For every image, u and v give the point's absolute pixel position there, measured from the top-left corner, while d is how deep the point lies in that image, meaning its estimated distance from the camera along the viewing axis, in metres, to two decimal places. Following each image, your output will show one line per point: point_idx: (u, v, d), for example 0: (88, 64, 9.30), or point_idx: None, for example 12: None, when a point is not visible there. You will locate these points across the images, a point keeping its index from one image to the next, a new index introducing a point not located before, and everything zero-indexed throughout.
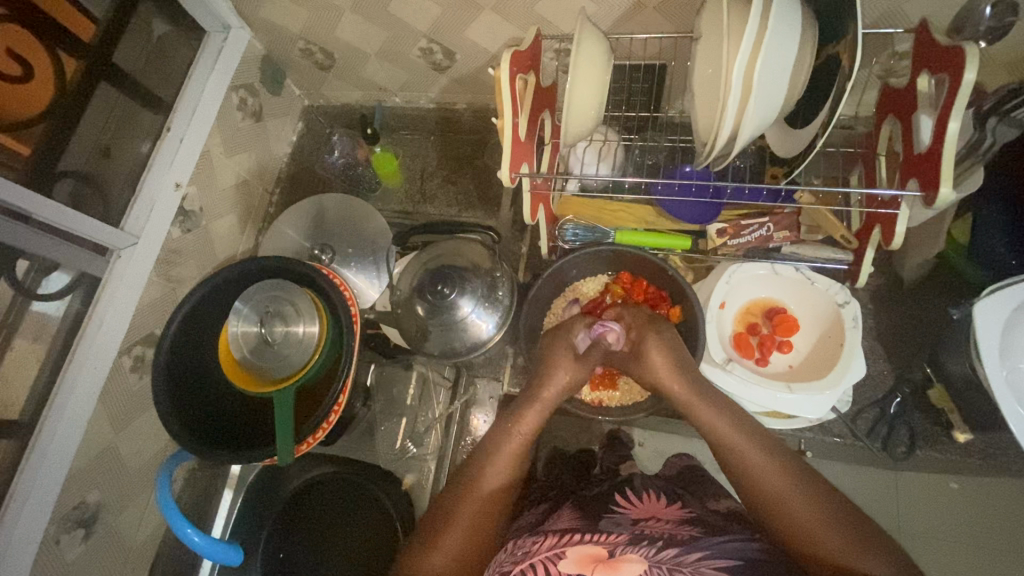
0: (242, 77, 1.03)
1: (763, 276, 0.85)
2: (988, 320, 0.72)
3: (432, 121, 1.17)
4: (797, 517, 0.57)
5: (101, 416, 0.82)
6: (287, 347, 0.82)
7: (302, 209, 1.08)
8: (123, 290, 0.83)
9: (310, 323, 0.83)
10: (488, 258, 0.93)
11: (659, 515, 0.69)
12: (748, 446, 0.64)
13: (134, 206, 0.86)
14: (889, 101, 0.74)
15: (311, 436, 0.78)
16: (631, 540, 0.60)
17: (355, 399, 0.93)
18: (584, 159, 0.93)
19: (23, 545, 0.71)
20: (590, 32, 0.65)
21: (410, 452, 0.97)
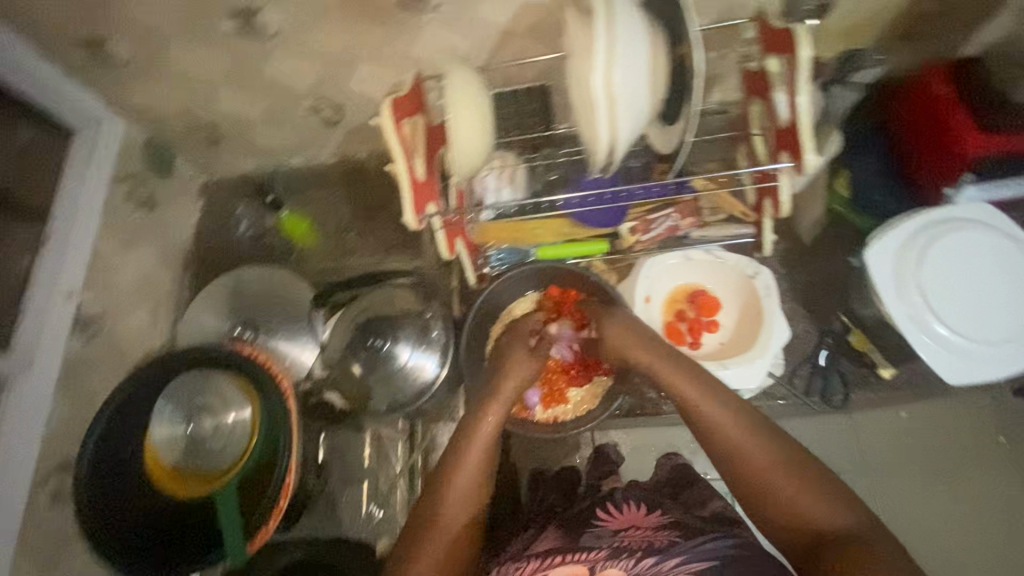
0: (125, 168, 0.98)
1: (680, 261, 0.88)
2: (880, 263, 0.77)
3: (337, 174, 1.15)
4: (765, 483, 0.59)
5: (24, 559, 0.75)
6: (219, 439, 0.79)
7: (216, 291, 1.03)
8: (24, 420, 0.77)
9: (239, 409, 0.79)
10: (417, 300, 0.92)
11: (640, 523, 0.72)
12: (719, 411, 0.64)
13: (21, 328, 0.81)
14: (750, 83, 0.80)
15: (264, 527, 0.73)
16: (611, 556, 0.65)
17: (307, 475, 0.88)
18: (491, 185, 0.93)
19: None
20: (462, 72, 0.69)
21: (377, 515, 0.94)
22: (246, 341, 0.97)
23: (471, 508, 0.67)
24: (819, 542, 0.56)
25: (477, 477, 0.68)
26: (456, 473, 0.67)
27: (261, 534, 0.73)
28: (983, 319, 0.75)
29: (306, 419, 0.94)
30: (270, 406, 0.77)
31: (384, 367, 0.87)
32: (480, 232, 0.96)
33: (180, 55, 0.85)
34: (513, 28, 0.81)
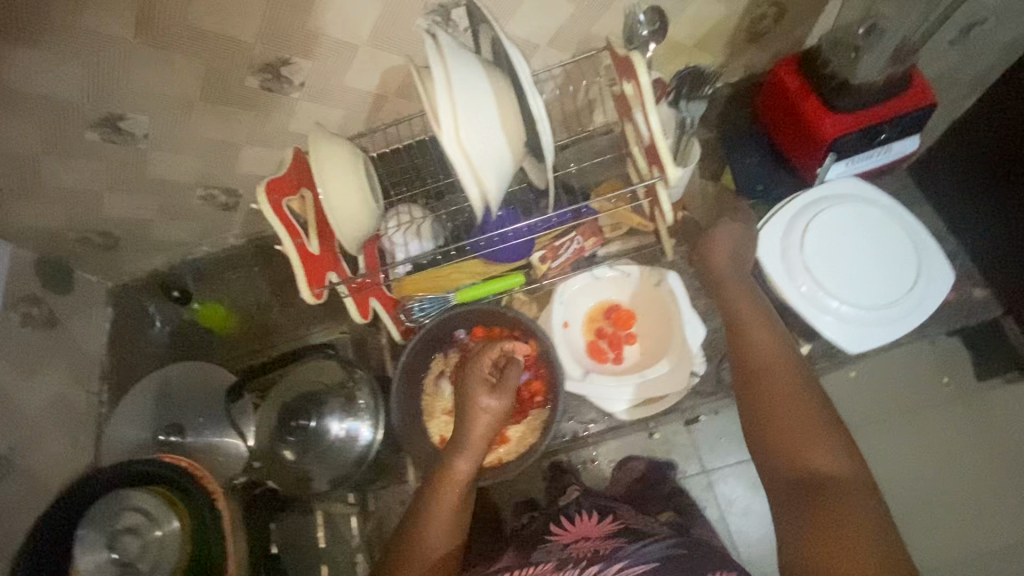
0: (17, 291, 0.93)
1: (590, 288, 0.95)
2: (769, 255, 0.86)
3: (247, 255, 1.13)
4: (798, 443, 0.62)
5: None
6: (150, 558, 0.74)
7: (136, 397, 0.99)
8: None
9: (168, 523, 0.74)
10: (341, 370, 0.89)
11: (589, 535, 0.76)
12: (760, 345, 0.73)
13: None
14: (617, 105, 0.84)
15: None
16: (559, 567, 0.66)
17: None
18: (401, 241, 0.92)
19: None
20: (327, 142, 0.69)
21: None
22: (176, 443, 0.94)
23: (449, 542, 0.70)
24: (819, 487, 0.58)
25: (453, 514, 0.72)
26: (438, 507, 0.71)
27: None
28: (878, 289, 0.84)
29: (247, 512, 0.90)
30: (208, 517, 0.75)
31: (317, 445, 0.85)
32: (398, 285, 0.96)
33: (53, 171, 0.83)
34: (384, 91, 0.83)
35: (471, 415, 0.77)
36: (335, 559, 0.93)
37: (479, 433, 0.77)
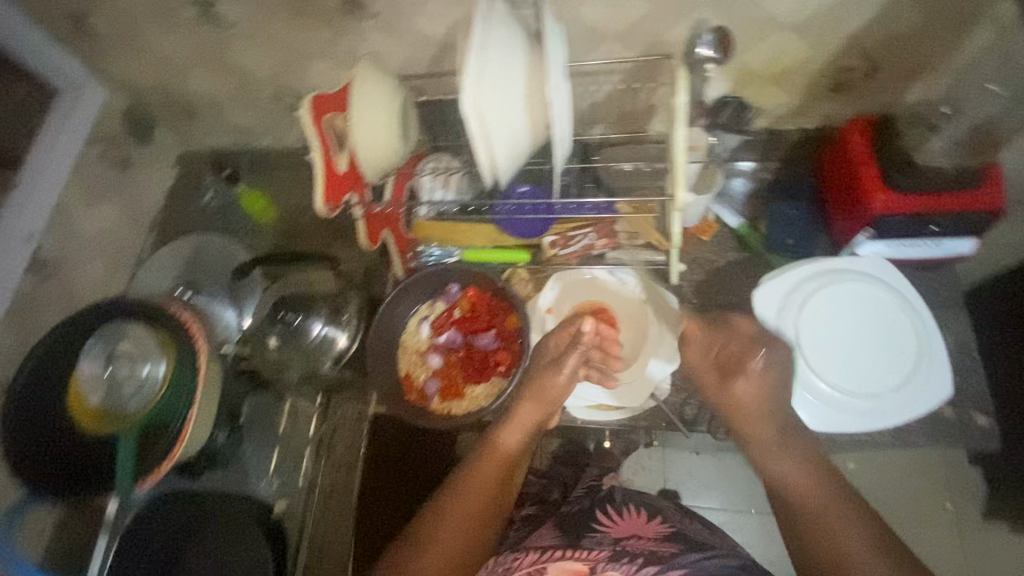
0: (102, 131, 1.10)
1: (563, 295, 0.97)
2: (766, 310, 0.86)
3: (301, 158, 1.21)
4: (815, 517, 0.70)
5: None
6: (133, 385, 0.86)
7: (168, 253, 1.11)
8: None
9: (155, 360, 0.86)
10: (336, 283, 1.03)
11: (639, 533, 0.85)
12: (793, 456, 0.75)
13: None
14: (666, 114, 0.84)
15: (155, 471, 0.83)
16: (613, 559, 0.79)
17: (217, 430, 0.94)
18: (430, 186, 0.97)
19: None
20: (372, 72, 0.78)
21: (279, 481, 1.00)
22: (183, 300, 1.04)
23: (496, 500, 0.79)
24: None
25: (499, 482, 0.81)
26: (485, 477, 0.80)
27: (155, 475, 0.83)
28: (872, 374, 0.83)
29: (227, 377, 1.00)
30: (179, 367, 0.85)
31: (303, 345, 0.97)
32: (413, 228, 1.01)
33: (153, 35, 0.94)
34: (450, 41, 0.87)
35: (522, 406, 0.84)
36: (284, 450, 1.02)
37: (530, 411, 0.84)
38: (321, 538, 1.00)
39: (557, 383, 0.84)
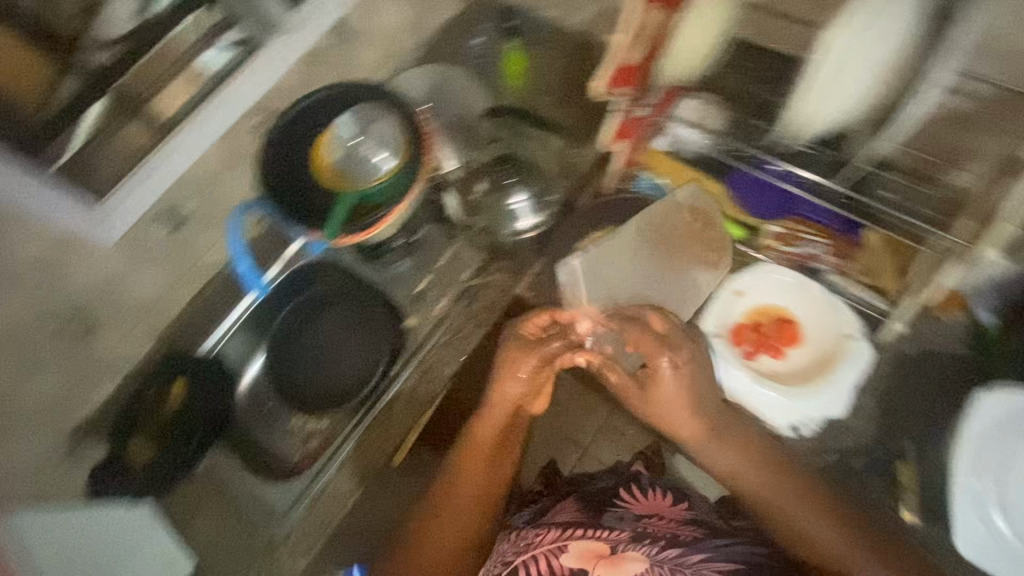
0: None
1: (739, 298, 1.03)
2: (980, 421, 0.83)
3: (571, 45, 1.22)
4: (794, 528, 0.75)
5: (218, 151, 0.92)
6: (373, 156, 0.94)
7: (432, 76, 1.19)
8: (274, 55, 0.88)
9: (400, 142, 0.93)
10: (556, 171, 1.06)
11: (662, 513, 0.88)
12: (740, 465, 0.78)
13: None
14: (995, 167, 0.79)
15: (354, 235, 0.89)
16: (633, 540, 0.79)
17: (395, 232, 0.96)
18: (685, 114, 1.01)
19: (127, 215, 0.81)
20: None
21: (415, 300, 1.00)
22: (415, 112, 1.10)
23: (485, 479, 0.81)
24: None
25: (484, 484, 0.81)
26: (458, 488, 0.79)
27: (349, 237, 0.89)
28: None
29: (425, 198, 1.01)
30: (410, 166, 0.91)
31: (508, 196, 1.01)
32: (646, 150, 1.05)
33: None
34: None
35: (486, 419, 0.84)
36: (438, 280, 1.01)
37: (494, 416, 0.85)
38: (412, 382, 0.96)
39: (512, 381, 0.84)
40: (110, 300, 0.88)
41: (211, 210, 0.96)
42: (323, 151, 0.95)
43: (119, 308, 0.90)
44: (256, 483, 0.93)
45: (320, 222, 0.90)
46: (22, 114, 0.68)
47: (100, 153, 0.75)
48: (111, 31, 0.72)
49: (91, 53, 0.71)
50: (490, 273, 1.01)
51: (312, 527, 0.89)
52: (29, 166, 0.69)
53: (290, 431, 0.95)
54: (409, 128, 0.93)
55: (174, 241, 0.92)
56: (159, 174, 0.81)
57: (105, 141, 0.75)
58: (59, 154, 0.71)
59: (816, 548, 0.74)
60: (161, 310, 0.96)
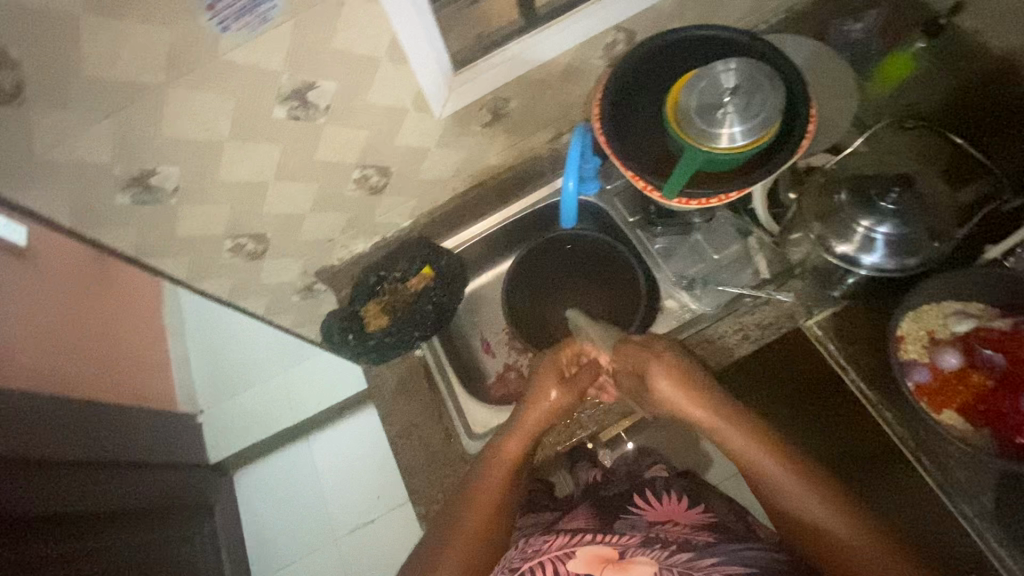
0: None
1: (950, 322, 0.72)
2: None
3: None
4: (789, 506, 0.64)
5: (307, 193, 0.81)
6: (699, 107, 0.76)
7: (744, 10, 0.94)
8: (433, 69, 0.73)
9: (753, 99, 0.74)
10: None
11: (678, 519, 0.74)
12: (786, 482, 0.65)
13: (549, 25, 0.79)
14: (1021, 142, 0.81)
15: (688, 197, 0.77)
16: (642, 545, 0.68)
17: (482, 250, 1.05)
18: None
19: (191, 173, 0.69)
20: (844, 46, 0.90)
21: (489, 323, 1.07)
22: None
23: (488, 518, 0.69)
24: None
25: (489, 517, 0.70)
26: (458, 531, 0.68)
27: (686, 198, 0.77)
28: None
29: (505, 236, 1.05)
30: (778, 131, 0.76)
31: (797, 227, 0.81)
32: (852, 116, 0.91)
33: None
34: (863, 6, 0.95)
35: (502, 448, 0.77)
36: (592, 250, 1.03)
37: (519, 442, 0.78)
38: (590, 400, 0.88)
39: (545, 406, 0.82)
40: (159, 247, 0.76)
41: (353, 228, 0.93)
42: (540, 126, 0.94)
43: (163, 243, 0.76)
44: (407, 445, 0.87)
45: (658, 168, 0.79)
46: (134, 115, 0.59)
47: (201, 162, 0.68)
48: (301, 78, 0.65)
49: (281, 82, 0.64)
50: (784, 296, 0.84)
51: (452, 469, 0.85)
52: (115, 184, 0.65)
53: (485, 343, 1.05)
54: (795, 119, 0.76)
55: (243, 261, 0.87)
56: (265, 206, 0.79)
57: (194, 117, 0.63)
58: (176, 168, 0.67)
59: (821, 530, 0.61)
60: (249, 279, 0.91)
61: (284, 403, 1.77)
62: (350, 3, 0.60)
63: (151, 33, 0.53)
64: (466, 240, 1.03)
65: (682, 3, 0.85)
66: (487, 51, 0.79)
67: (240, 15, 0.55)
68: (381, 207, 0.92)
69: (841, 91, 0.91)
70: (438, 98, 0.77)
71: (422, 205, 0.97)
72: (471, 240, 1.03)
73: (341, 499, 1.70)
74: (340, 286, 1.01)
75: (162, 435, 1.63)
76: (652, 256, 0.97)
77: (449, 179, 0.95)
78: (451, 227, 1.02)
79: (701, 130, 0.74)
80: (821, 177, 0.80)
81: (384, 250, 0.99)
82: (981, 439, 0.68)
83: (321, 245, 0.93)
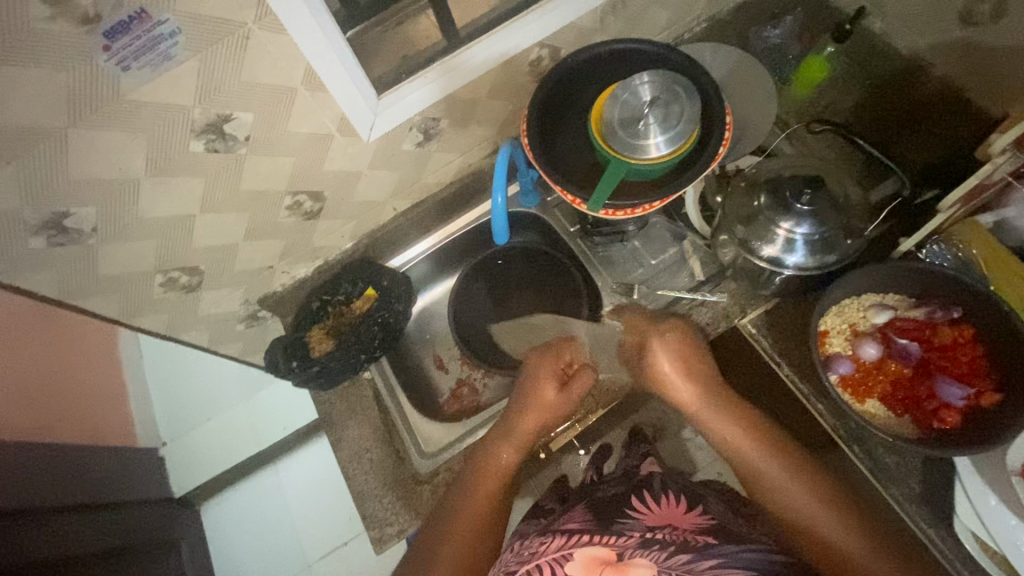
0: None
1: (871, 313, 0.75)
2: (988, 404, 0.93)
3: None
4: (773, 496, 0.66)
5: (239, 223, 0.81)
6: (620, 121, 0.78)
7: (665, 22, 0.97)
8: (356, 95, 0.73)
9: (670, 112, 0.76)
10: None
11: (678, 524, 0.69)
12: (771, 470, 0.67)
13: (471, 45, 0.80)
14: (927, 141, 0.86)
15: (615, 209, 0.80)
16: (641, 548, 0.64)
17: (428, 267, 1.06)
18: None
19: (109, 212, 0.68)
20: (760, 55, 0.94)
21: (440, 339, 1.07)
22: None
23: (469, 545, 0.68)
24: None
25: (468, 542, 0.68)
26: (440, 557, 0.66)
27: (612, 209, 0.79)
28: None
29: (451, 252, 1.06)
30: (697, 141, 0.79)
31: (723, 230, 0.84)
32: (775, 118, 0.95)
33: None
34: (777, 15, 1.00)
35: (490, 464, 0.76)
36: (536, 260, 1.05)
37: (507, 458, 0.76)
38: None
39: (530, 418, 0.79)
40: (83, 288, 0.74)
41: (292, 254, 0.93)
42: (475, 142, 0.95)
43: (88, 283, 0.74)
44: (358, 470, 0.87)
45: (586, 181, 0.81)
46: (38, 157, 0.58)
47: (118, 200, 0.67)
48: (216, 111, 0.64)
49: (195, 116, 0.64)
50: (716, 297, 0.87)
51: (404, 491, 0.84)
52: (26, 228, 0.63)
53: (436, 359, 1.05)
54: (712, 130, 0.79)
55: (177, 294, 0.85)
56: (194, 239, 0.78)
57: (105, 156, 0.62)
58: (92, 209, 0.66)
59: (802, 524, 0.63)
60: (187, 312, 0.90)
61: (248, 431, 1.74)
62: (258, 35, 0.60)
63: (47, 76, 0.53)
64: (410, 258, 1.03)
65: (602, 19, 0.88)
66: (412, 74, 0.80)
67: (140, 54, 0.55)
68: (320, 232, 0.92)
69: (763, 94, 0.95)
70: (365, 122, 0.77)
71: (363, 227, 0.97)
72: (415, 258, 1.03)
73: (313, 523, 1.68)
74: (284, 313, 1.00)
75: (120, 474, 1.58)
76: (593, 264, 0.98)
77: (387, 200, 0.95)
78: (395, 246, 1.02)
79: (623, 142, 0.77)
80: (741, 181, 0.82)
81: (328, 273, 0.99)
82: (901, 426, 0.71)
83: (261, 273, 0.92)
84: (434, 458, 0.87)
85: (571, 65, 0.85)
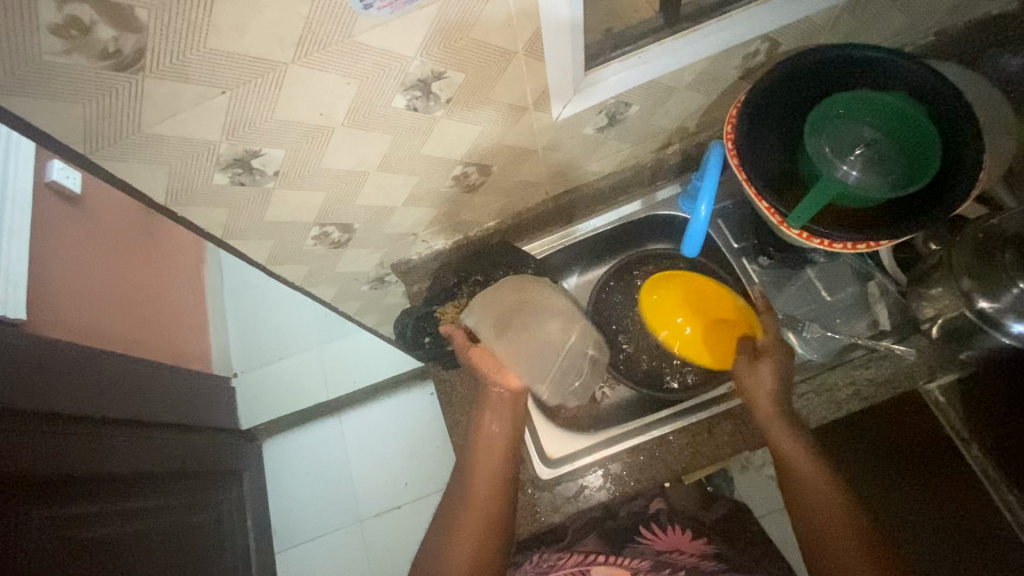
0: None
1: None
2: None
3: None
4: (823, 526, 0.66)
5: (407, 185, 0.76)
6: (844, 154, 0.72)
7: (897, 30, 0.83)
8: (561, 66, 0.65)
9: (899, 162, 0.71)
10: None
11: (684, 548, 0.84)
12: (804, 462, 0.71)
13: (697, 26, 0.70)
14: None
15: (826, 240, 0.68)
16: (652, 569, 0.78)
17: (565, 259, 0.99)
18: None
19: (296, 159, 0.63)
20: (993, 93, 0.83)
21: None
22: None
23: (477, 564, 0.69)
24: None
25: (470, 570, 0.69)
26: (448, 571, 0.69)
27: (826, 239, 0.67)
28: None
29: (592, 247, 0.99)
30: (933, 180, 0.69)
31: (940, 282, 0.74)
32: (1005, 165, 0.81)
33: None
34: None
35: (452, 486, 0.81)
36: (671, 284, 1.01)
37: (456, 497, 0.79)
38: (691, 448, 0.80)
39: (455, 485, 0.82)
40: (246, 231, 0.71)
41: (439, 224, 0.87)
42: (651, 134, 0.86)
43: (254, 226, 0.70)
44: None
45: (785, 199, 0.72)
46: (253, 91, 0.53)
47: (307, 147, 0.62)
48: (431, 66, 0.58)
49: (410, 69, 0.57)
50: (906, 349, 0.78)
51: (523, 492, 0.80)
52: (216, 162, 0.59)
53: None
54: (956, 177, 0.67)
55: (324, 248, 0.81)
56: (360, 196, 0.73)
57: (311, 100, 0.56)
58: (281, 151, 0.61)
59: (835, 537, 0.65)
60: (325, 269, 0.86)
61: (317, 381, 1.74)
62: None
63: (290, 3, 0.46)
64: (549, 244, 0.97)
65: (837, 17, 0.75)
66: (617, 50, 0.71)
67: None
68: (472, 205, 0.86)
69: (997, 128, 0.81)
70: (561, 95, 0.70)
71: (512, 207, 0.91)
72: (552, 246, 0.97)
73: (368, 487, 1.68)
74: (411, 281, 0.95)
75: (200, 399, 1.61)
76: (760, 291, 0.93)
77: (543, 183, 0.89)
78: (536, 232, 0.97)
79: (825, 157, 0.71)
80: (978, 231, 0.71)
81: (464, 248, 0.94)
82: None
83: (403, 239, 0.88)
84: (556, 468, 0.84)
85: (797, 67, 0.73)
